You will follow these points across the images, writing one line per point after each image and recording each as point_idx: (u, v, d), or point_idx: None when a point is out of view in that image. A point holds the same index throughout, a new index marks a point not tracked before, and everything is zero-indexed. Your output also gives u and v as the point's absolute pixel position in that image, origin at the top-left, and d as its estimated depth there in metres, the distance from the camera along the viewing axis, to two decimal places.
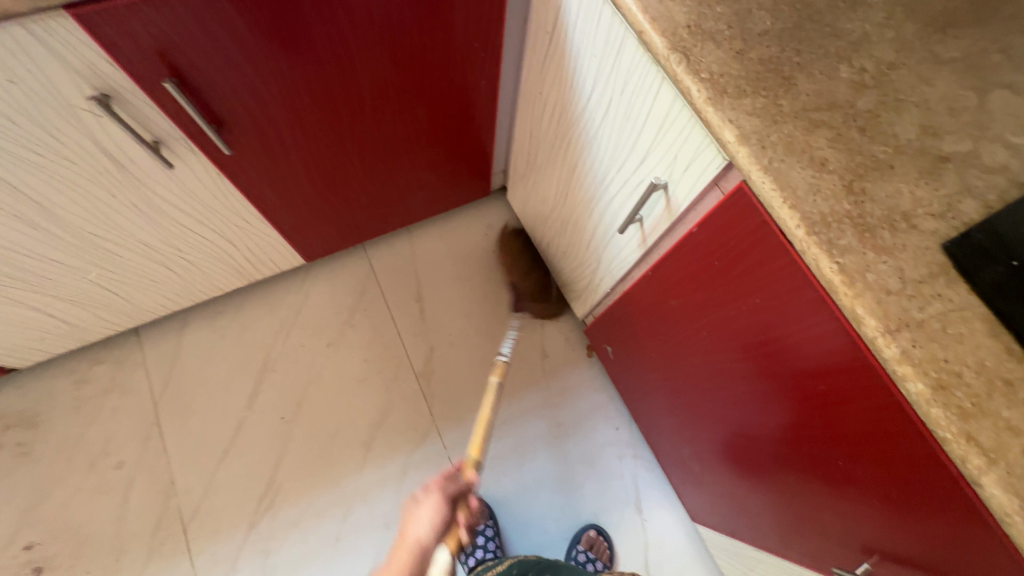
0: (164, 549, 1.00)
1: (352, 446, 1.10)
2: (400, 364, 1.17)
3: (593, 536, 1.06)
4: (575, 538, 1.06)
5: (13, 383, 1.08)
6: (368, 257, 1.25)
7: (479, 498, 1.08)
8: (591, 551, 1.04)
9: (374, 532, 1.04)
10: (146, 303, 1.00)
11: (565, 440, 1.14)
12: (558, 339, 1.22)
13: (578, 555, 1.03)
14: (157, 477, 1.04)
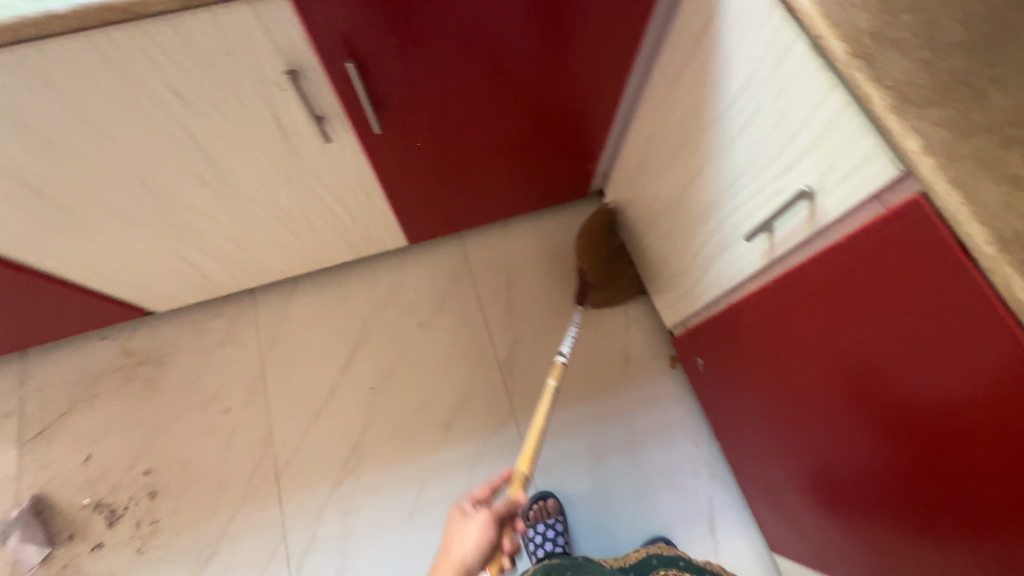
0: (258, 494, 1.08)
1: (434, 424, 1.14)
2: (485, 351, 1.20)
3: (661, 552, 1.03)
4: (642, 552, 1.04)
5: (147, 325, 1.21)
6: (463, 245, 1.30)
7: (551, 493, 1.09)
8: None
9: (446, 510, 1.08)
10: (270, 265, 1.10)
11: (641, 448, 1.13)
12: (642, 346, 1.21)
13: None
14: (258, 426, 1.13)
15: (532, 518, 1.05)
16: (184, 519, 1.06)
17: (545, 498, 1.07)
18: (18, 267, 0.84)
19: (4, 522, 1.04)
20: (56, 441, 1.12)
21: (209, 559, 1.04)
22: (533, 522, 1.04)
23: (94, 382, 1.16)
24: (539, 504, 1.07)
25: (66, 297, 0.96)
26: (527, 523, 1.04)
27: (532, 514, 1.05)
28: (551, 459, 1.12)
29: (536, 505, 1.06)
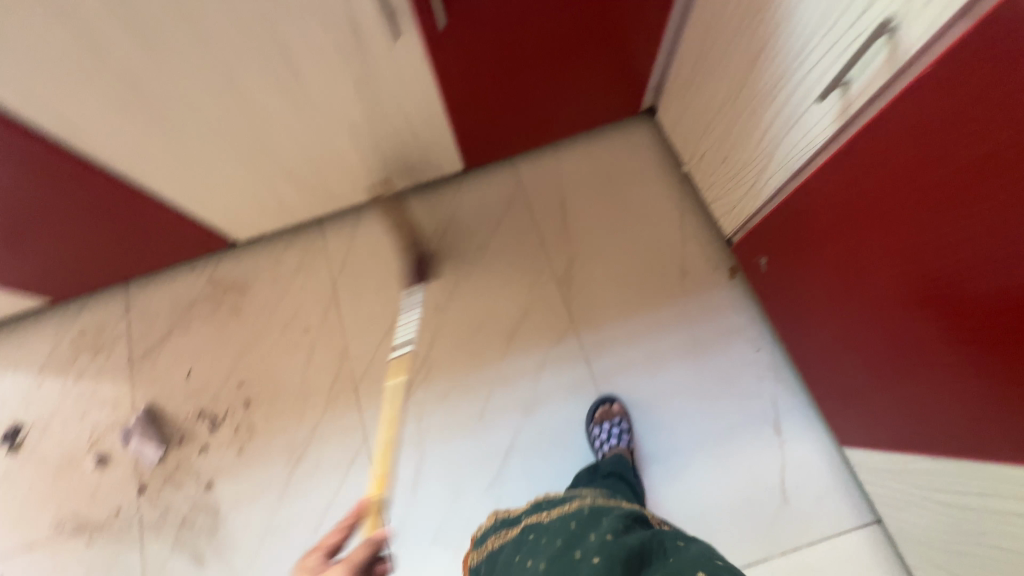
0: (339, 402, 1.17)
1: (497, 336, 1.19)
2: (542, 269, 1.23)
3: None
4: None
5: (229, 257, 1.31)
6: (515, 170, 1.32)
7: (613, 397, 1.12)
8: None
9: (513, 414, 1.13)
10: (337, 189, 1.16)
11: (702, 354, 1.14)
12: (700, 259, 1.21)
13: None
14: (334, 343, 1.22)
15: (597, 419, 1.09)
16: (276, 424, 1.17)
17: (609, 402, 1.10)
18: (116, 179, 0.94)
19: (127, 428, 1.19)
20: (160, 360, 1.24)
21: (301, 458, 1.14)
22: (598, 422, 1.08)
23: (188, 309, 1.28)
24: (604, 406, 1.10)
25: (156, 215, 1.06)
26: (592, 423, 1.08)
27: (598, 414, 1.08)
28: (612, 367, 1.15)
29: (601, 406, 1.10)
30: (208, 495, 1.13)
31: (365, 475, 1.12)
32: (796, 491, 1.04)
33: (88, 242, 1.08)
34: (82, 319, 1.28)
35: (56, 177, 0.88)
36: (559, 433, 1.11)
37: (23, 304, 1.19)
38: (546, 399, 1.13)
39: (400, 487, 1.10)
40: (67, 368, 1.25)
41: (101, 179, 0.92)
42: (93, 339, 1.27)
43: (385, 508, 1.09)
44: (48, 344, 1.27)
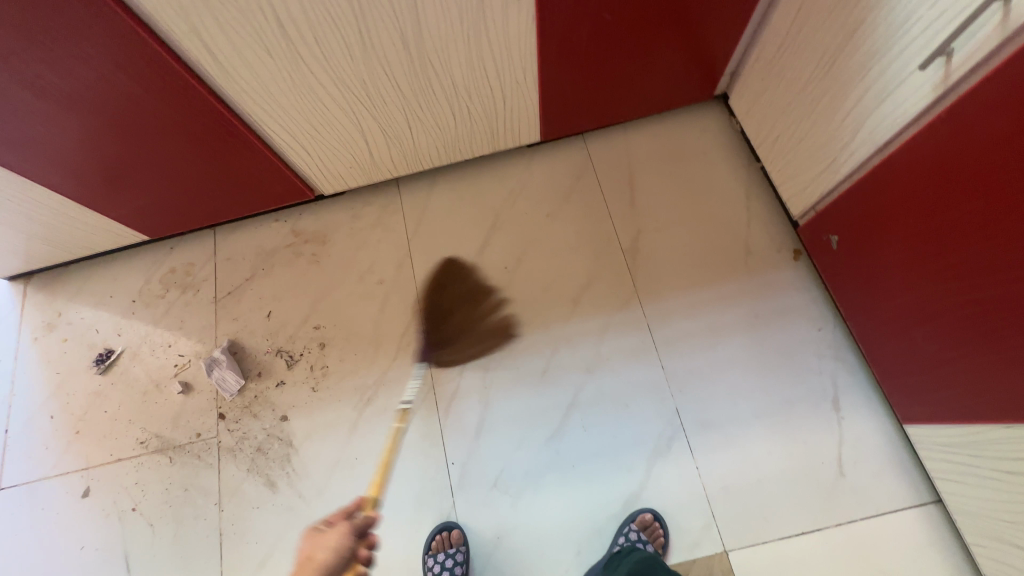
0: (409, 351, 1.23)
1: (562, 300, 1.24)
2: (609, 240, 1.28)
3: (648, 520, 1.04)
4: (630, 517, 1.05)
5: (311, 209, 1.39)
6: (587, 145, 1.38)
7: (455, 523, 1.09)
8: (643, 533, 1.03)
9: (575, 373, 1.17)
10: (423, 149, 1.23)
11: (763, 328, 1.17)
12: (764, 239, 1.24)
13: (629, 532, 1.02)
14: (407, 296, 1.28)
15: (433, 548, 1.07)
16: (348, 366, 1.24)
17: (449, 529, 1.08)
18: (243, 126, 1.01)
19: (209, 358, 1.27)
20: (243, 300, 1.32)
21: (370, 400, 1.20)
22: (433, 552, 1.06)
23: (271, 254, 1.36)
24: (442, 534, 1.08)
25: (266, 164, 1.14)
26: (428, 552, 1.06)
27: (434, 544, 1.06)
28: (674, 336, 1.18)
29: (438, 535, 1.07)
30: (282, 427, 1.20)
31: (430, 420, 1.17)
32: (853, 467, 1.05)
33: (200, 184, 1.16)
34: (174, 257, 1.38)
35: (195, 116, 0.96)
36: (619, 395, 1.15)
37: (127, 237, 1.29)
38: (607, 362, 1.17)
39: (463, 434, 1.15)
40: (157, 300, 1.35)
41: (231, 125, 1.00)
42: (183, 276, 1.36)
43: (448, 452, 1.14)
44: (142, 277, 1.38)
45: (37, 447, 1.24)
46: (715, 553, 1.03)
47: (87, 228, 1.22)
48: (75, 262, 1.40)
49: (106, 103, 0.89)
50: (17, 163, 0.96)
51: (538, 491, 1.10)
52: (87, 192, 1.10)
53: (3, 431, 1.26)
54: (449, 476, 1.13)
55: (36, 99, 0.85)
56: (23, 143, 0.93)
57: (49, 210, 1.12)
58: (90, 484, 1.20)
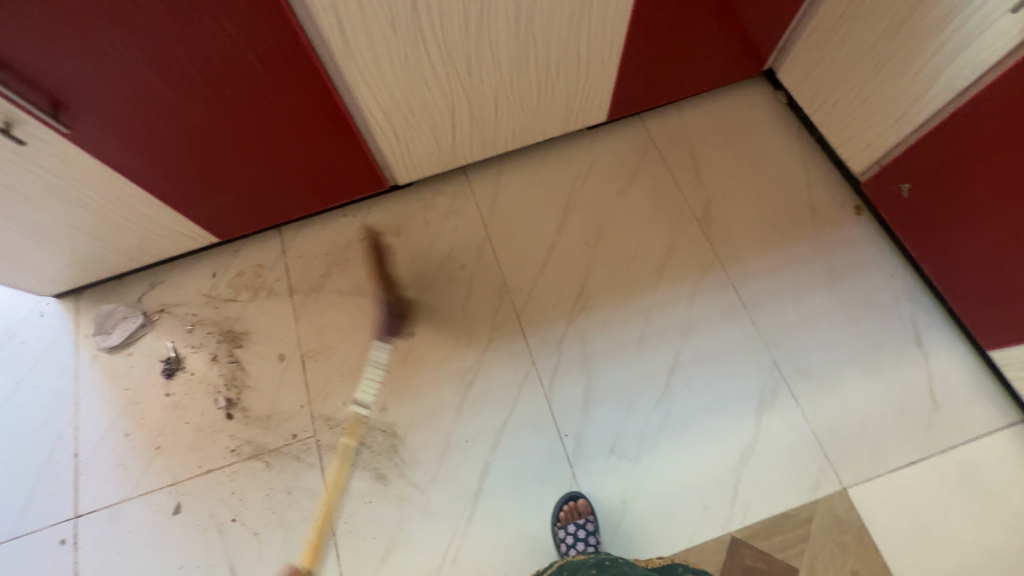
0: (503, 331, 1.23)
1: (647, 269, 1.27)
2: (683, 211, 1.33)
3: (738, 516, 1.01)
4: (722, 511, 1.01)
5: (380, 202, 1.38)
6: (645, 125, 1.43)
7: (580, 493, 1.08)
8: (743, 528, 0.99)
9: (672, 337, 1.21)
10: (501, 132, 1.26)
11: (841, 280, 1.24)
12: (827, 198, 1.32)
13: None
14: (492, 278, 1.29)
15: (562, 519, 1.05)
16: (442, 351, 1.22)
17: (575, 499, 1.07)
18: (344, 105, 1.01)
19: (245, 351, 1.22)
20: (322, 297, 1.29)
21: (472, 381, 1.19)
22: (563, 523, 1.04)
23: (344, 250, 1.33)
24: (569, 504, 1.06)
25: (353, 150, 1.14)
26: (558, 524, 1.04)
27: (563, 514, 1.05)
28: (759, 294, 1.24)
29: (565, 506, 1.06)
30: (383, 418, 1.17)
31: (536, 395, 1.17)
32: (946, 397, 1.12)
33: (282, 174, 1.14)
34: (239, 260, 1.33)
35: (303, 96, 0.96)
36: (718, 354, 1.19)
37: (195, 240, 1.24)
38: (701, 323, 1.21)
39: (573, 405, 1.15)
40: (228, 305, 1.30)
41: (333, 104, 1.00)
42: (253, 278, 1.32)
43: (560, 425, 1.14)
44: (207, 284, 1.31)
45: (114, 468, 1.16)
46: (835, 491, 1.07)
47: (158, 231, 1.17)
48: (130, 274, 1.32)
49: (222, 83, 0.88)
50: (114, 155, 0.93)
51: (655, 454, 1.11)
52: (172, 189, 1.06)
53: (72, 455, 1.17)
54: (565, 448, 1.12)
55: (157, 80, 0.83)
56: (128, 133, 0.90)
57: (126, 211, 1.07)
58: (180, 500, 1.13)
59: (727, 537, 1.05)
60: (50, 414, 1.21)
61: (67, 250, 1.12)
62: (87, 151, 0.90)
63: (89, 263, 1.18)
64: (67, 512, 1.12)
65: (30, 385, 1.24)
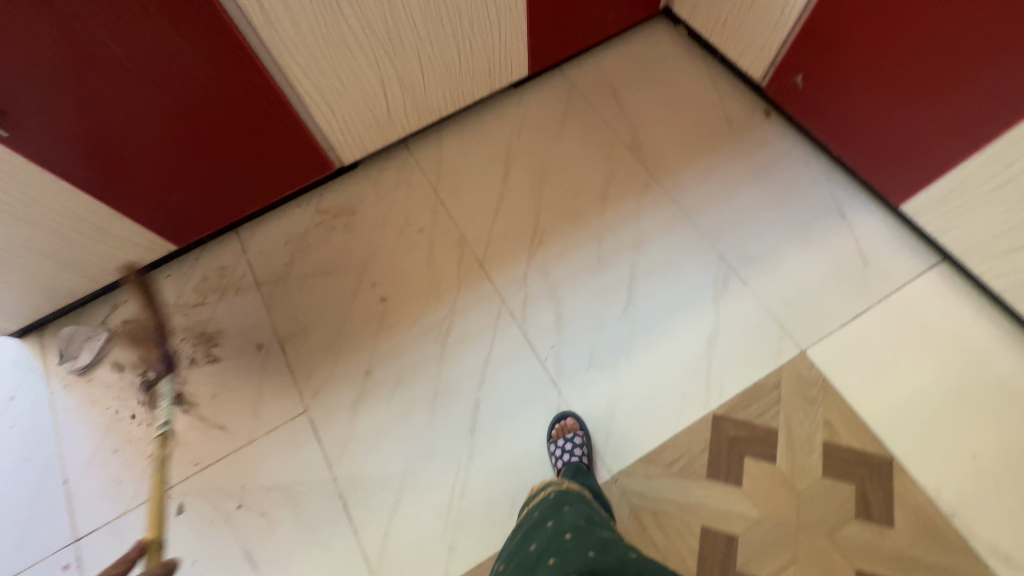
0: (470, 279, 1.29)
1: (592, 198, 1.36)
2: (615, 142, 1.43)
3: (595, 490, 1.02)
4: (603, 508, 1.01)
5: (330, 187, 1.42)
6: (566, 75, 1.54)
7: (569, 406, 1.14)
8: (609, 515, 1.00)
9: (626, 252, 1.29)
10: (432, 98, 1.33)
11: (765, 173, 1.36)
12: (739, 108, 1.45)
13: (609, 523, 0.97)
14: (450, 234, 1.35)
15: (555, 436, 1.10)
16: (416, 309, 1.27)
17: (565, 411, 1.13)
18: (277, 83, 1.06)
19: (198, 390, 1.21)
20: (290, 283, 1.32)
21: (449, 329, 1.24)
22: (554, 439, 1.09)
23: (303, 237, 1.37)
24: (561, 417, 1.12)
25: (294, 133, 1.19)
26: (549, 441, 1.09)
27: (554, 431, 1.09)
28: (696, 200, 1.34)
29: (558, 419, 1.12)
30: (370, 381, 1.20)
31: (512, 328, 1.23)
32: (873, 255, 1.25)
33: (230, 166, 1.18)
34: (201, 266, 1.35)
35: (236, 79, 1.01)
36: (670, 258, 1.28)
37: (153, 250, 1.26)
38: (650, 235, 1.31)
39: (547, 330, 1.22)
40: (197, 309, 1.31)
41: (266, 82, 1.04)
42: (218, 280, 1.34)
43: (538, 350, 1.20)
44: (173, 294, 1.33)
45: (108, 486, 1.15)
46: (796, 354, 1.16)
47: (114, 245, 1.18)
48: (92, 299, 1.32)
49: (154, 71, 0.92)
50: (58, 162, 0.96)
51: (631, 358, 1.19)
52: (122, 195, 1.08)
53: (62, 482, 1.16)
54: (548, 369, 1.18)
55: (89, 73, 0.87)
56: (69, 135, 0.93)
57: (79, 224, 1.09)
58: (182, 500, 1.12)
59: (709, 415, 1.12)
60: (32, 448, 1.19)
61: (23, 276, 1.12)
62: (30, 159, 0.93)
63: (48, 289, 1.18)
64: (66, 537, 1.11)
65: (6, 425, 1.22)
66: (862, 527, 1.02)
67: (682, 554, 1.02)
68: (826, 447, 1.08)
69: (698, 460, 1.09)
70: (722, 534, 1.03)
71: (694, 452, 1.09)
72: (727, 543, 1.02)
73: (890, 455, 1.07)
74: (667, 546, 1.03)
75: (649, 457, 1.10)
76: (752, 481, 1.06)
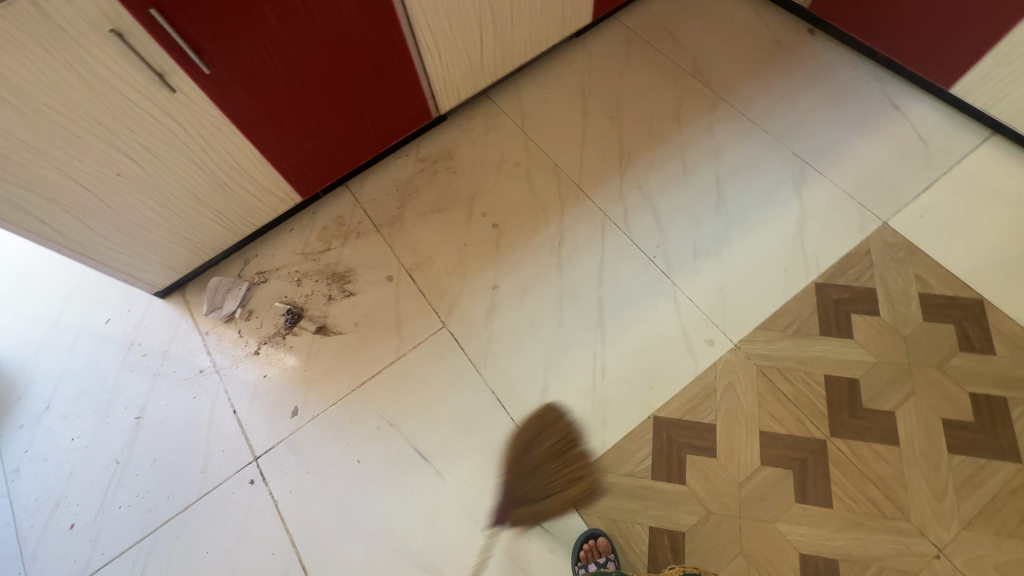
0: (571, 199, 1.42)
1: (668, 120, 1.50)
2: (678, 72, 1.58)
3: None
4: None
5: (426, 138, 1.56)
6: (621, 21, 1.69)
7: (684, 292, 1.27)
8: None
9: (708, 160, 1.43)
10: (515, 45, 1.48)
11: (819, 81, 1.51)
12: (785, 31, 1.60)
13: None
14: (545, 165, 1.48)
15: None
16: (527, 230, 1.39)
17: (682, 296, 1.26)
18: (404, 28, 1.21)
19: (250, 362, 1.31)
20: (405, 222, 1.44)
21: (561, 243, 1.36)
22: (584, 563, 1.03)
23: (409, 183, 1.50)
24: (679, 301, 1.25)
25: (408, 78, 1.33)
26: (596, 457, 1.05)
27: None
28: (762, 110, 1.49)
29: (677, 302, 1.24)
30: (497, 294, 1.32)
31: (618, 234, 1.36)
32: (930, 136, 1.39)
33: (355, 113, 1.31)
34: (321, 218, 1.47)
35: (376, 23, 1.15)
36: (748, 161, 1.42)
37: (284, 202, 1.38)
38: (727, 144, 1.45)
39: (651, 233, 1.35)
40: (324, 255, 1.43)
41: (396, 27, 1.19)
42: (339, 227, 1.46)
43: (647, 250, 1.33)
44: (299, 244, 1.45)
45: (274, 410, 1.26)
46: (879, 226, 1.30)
47: (257, 195, 1.30)
48: (226, 256, 1.44)
49: (319, 13, 1.05)
50: (232, 103, 1.07)
51: (731, 247, 1.31)
52: (271, 141, 1.21)
53: (231, 413, 1.27)
54: (658, 265, 1.31)
55: (273, 15, 1.00)
56: (247, 78, 1.05)
57: (235, 171, 1.21)
58: (347, 413, 1.23)
59: (812, 284, 1.25)
60: (197, 388, 1.30)
61: (184, 226, 1.24)
62: (213, 100, 1.04)
63: (199, 241, 1.30)
64: (246, 457, 1.21)
65: (168, 372, 1.32)
66: (967, 357, 1.14)
67: (812, 400, 1.13)
68: (922, 297, 1.21)
69: (810, 322, 1.21)
70: (845, 379, 1.15)
71: (805, 316, 1.22)
72: (851, 386, 1.14)
73: (980, 296, 1.20)
74: (797, 395, 1.14)
75: (765, 325, 1.22)
76: (863, 334, 1.19)
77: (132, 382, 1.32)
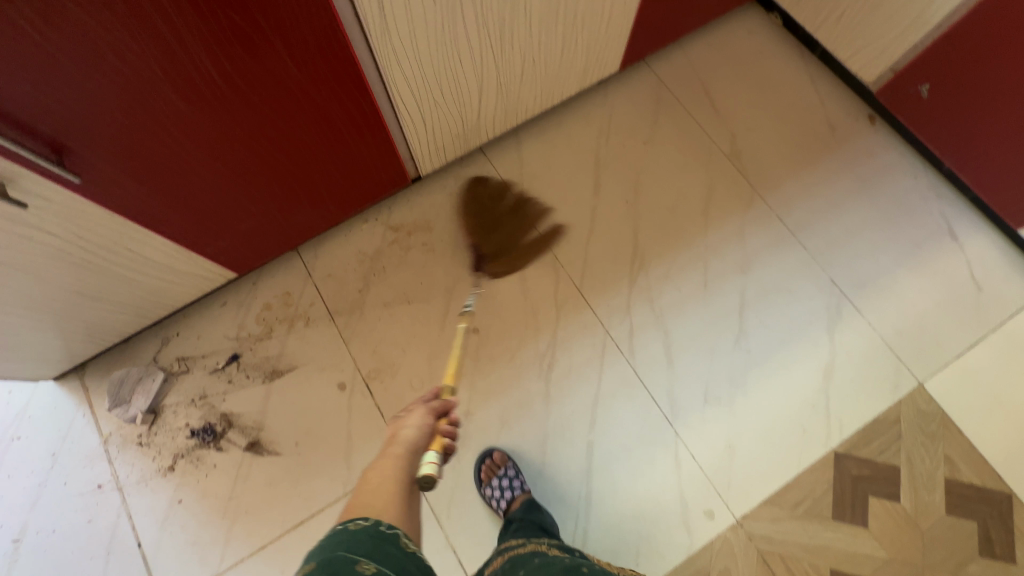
0: (568, 306, 1.19)
1: (694, 215, 1.26)
2: (711, 150, 1.31)
3: None
4: None
5: (402, 199, 1.27)
6: (651, 69, 1.39)
7: (687, 446, 1.10)
8: None
9: (733, 276, 1.21)
10: (520, 102, 1.18)
11: (871, 188, 1.28)
12: (842, 114, 1.35)
13: None
14: (542, 255, 1.23)
15: None
16: (512, 342, 1.16)
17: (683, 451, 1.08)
18: (376, 94, 0.92)
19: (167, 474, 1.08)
20: (367, 311, 1.19)
21: (552, 363, 1.15)
22: None
23: (376, 258, 1.23)
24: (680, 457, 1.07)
25: (380, 146, 1.04)
26: None
27: None
28: (802, 216, 1.26)
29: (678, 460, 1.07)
30: (470, 422, 1.11)
31: (619, 362, 1.15)
32: (986, 280, 1.21)
33: (310, 188, 1.03)
34: (263, 293, 1.20)
35: (337, 94, 0.86)
36: (779, 283, 1.21)
37: (212, 282, 1.10)
38: (756, 257, 1.23)
39: (657, 365, 1.15)
40: (263, 343, 1.17)
41: (366, 95, 0.90)
42: (284, 309, 1.19)
43: (650, 387, 1.13)
44: (232, 325, 1.18)
45: (187, 548, 1.04)
46: (914, 387, 1.13)
47: (174, 282, 1.02)
48: (138, 333, 1.16)
49: (252, 89, 0.77)
50: (127, 201, 0.80)
51: (747, 393, 1.13)
52: (191, 231, 0.93)
53: (134, 546, 1.04)
54: (661, 408, 1.12)
55: (179, 99, 0.71)
56: (147, 171, 0.78)
57: (138, 263, 0.92)
58: (278, 559, 1.03)
59: (831, 453, 1.09)
60: (94, 508, 1.06)
61: (70, 322, 0.96)
62: (96, 200, 0.77)
63: (95, 331, 1.02)
64: None
65: (58, 484, 1.08)
66: (986, 565, 1.02)
67: None
68: (948, 484, 1.07)
69: (824, 502, 1.06)
70: None
71: (819, 493, 1.07)
72: None
73: (1010, 491, 1.07)
74: None
75: (773, 499, 1.06)
76: (879, 522, 1.05)
77: (10, 493, 1.07)
